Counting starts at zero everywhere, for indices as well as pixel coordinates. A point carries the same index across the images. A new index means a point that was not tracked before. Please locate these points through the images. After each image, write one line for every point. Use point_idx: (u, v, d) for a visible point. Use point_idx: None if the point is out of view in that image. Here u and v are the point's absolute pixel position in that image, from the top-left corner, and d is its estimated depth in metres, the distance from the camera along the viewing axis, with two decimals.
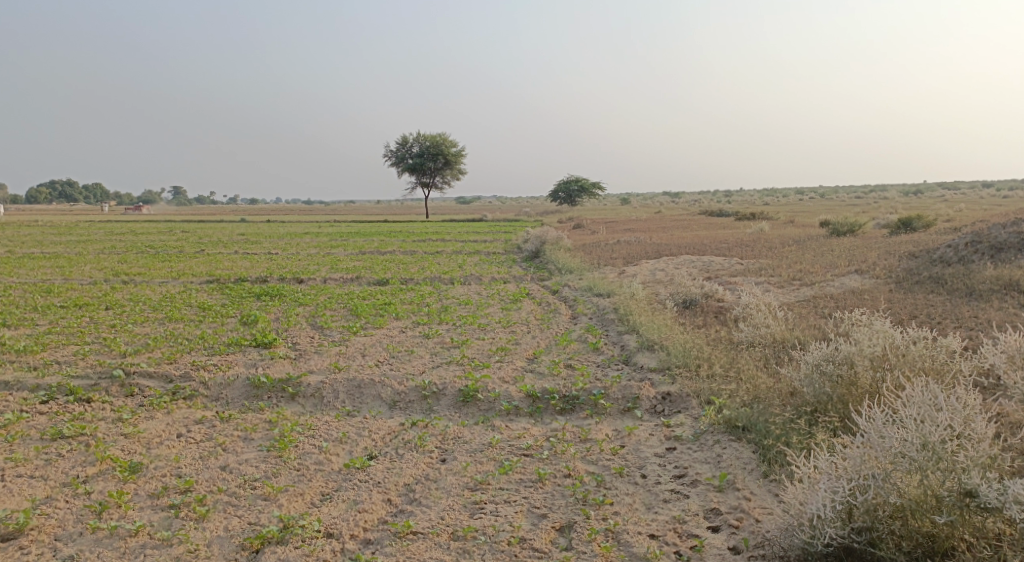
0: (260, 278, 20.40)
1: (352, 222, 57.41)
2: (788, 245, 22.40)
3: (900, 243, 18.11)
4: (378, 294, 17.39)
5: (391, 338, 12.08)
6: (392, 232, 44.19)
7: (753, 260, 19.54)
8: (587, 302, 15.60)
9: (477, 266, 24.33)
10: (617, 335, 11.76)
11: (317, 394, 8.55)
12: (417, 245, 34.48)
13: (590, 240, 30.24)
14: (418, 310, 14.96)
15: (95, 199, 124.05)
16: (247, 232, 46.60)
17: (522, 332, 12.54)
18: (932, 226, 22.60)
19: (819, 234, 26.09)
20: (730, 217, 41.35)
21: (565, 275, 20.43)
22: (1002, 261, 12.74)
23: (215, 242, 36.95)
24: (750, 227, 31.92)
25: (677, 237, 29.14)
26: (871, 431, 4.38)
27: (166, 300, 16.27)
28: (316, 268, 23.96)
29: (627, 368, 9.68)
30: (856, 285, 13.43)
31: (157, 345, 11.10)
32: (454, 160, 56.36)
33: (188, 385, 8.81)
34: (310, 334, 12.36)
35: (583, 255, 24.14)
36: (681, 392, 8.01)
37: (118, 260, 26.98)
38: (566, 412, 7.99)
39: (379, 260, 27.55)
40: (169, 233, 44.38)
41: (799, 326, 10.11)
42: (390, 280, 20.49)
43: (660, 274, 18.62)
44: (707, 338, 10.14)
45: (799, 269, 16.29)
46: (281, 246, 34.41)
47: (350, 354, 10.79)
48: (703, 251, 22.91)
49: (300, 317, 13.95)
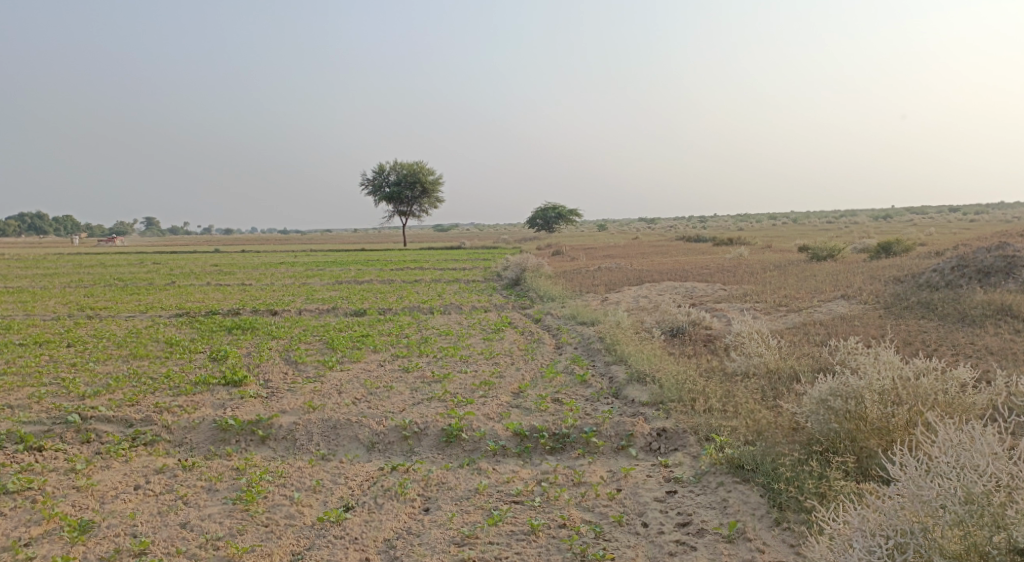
0: (232, 311, 19.72)
1: (328, 251, 56.72)
2: (770, 270, 22.24)
3: (883, 267, 17.98)
4: (355, 326, 16.83)
5: (369, 373, 11.54)
6: (370, 261, 43.60)
7: (737, 286, 19.30)
8: (571, 332, 15.16)
9: (456, 295, 23.84)
10: (605, 366, 11.34)
11: (290, 436, 7.99)
12: (394, 274, 33.90)
13: (570, 267, 29.93)
14: (396, 342, 14.42)
15: (66, 231, 121.90)
16: (220, 263, 45.72)
17: (506, 364, 12.07)
18: (911, 250, 22.61)
19: (799, 259, 26.02)
20: (708, 242, 41.45)
21: (547, 303, 20.01)
22: (991, 285, 12.58)
23: (186, 273, 36.07)
24: (729, 252, 31.85)
25: (658, 263, 28.91)
26: (908, 480, 4.11)
27: (132, 336, 15.54)
28: (290, 299, 23.30)
29: (617, 402, 9.25)
30: (844, 310, 13.18)
31: (119, 385, 10.44)
32: (431, 189, 56.05)
33: (151, 430, 8.21)
34: (283, 370, 11.76)
35: (564, 282, 23.78)
36: (677, 428, 7.59)
37: (84, 294, 26.05)
38: (556, 452, 7.53)
39: (356, 289, 26.95)
40: (139, 265, 43.32)
41: (793, 356, 9.77)
42: (367, 311, 19.90)
43: (643, 301, 18.28)
44: (700, 369, 9.76)
45: (784, 294, 16.06)
46: (255, 277, 33.65)
47: (325, 391, 10.23)
48: (685, 277, 22.66)
49: (273, 352, 13.34)
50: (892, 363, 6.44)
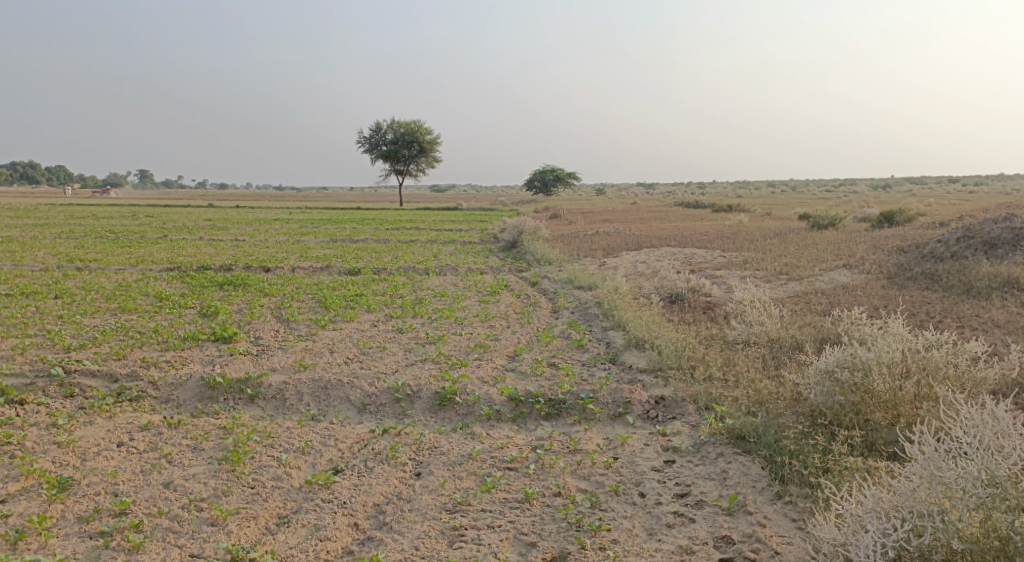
0: (224, 267, 19.43)
1: (324, 209, 56.18)
2: (770, 238, 21.99)
3: (886, 237, 17.74)
4: (349, 285, 16.58)
5: (362, 333, 11.31)
6: (365, 220, 43.18)
7: (736, 253, 19.05)
8: (568, 296, 14.93)
9: (452, 256, 23.57)
10: (602, 331, 11.15)
11: (279, 396, 7.79)
12: (389, 234, 33.53)
13: (567, 230, 29.64)
14: (390, 302, 14.17)
15: (59, 182, 120.60)
16: (215, 218, 45.16)
17: (501, 327, 11.87)
18: (913, 221, 22.37)
19: (800, 227, 25.76)
20: (707, 208, 41.14)
21: (544, 266, 19.75)
22: (997, 257, 12.37)
23: (180, 228, 35.71)
24: (729, 219, 31.57)
25: (656, 228, 28.61)
26: (926, 462, 4.05)
27: (122, 289, 15.27)
28: (284, 256, 22.99)
29: (614, 368, 9.08)
30: (847, 280, 12.98)
31: (105, 339, 10.20)
32: (428, 148, 55.34)
33: (136, 386, 7.99)
34: (274, 327, 11.53)
35: (561, 246, 23.52)
36: (676, 397, 7.43)
37: (74, 246, 25.67)
38: (552, 418, 7.37)
39: (351, 248, 26.63)
40: (133, 218, 42.81)
41: (796, 326, 9.57)
42: (361, 270, 19.63)
43: (641, 266, 18.06)
44: (700, 337, 9.55)
45: (785, 262, 15.84)
46: (249, 233, 33.27)
47: (317, 350, 10.01)
48: (684, 243, 22.41)
49: (265, 309, 13.09)
50: (901, 336, 6.27)
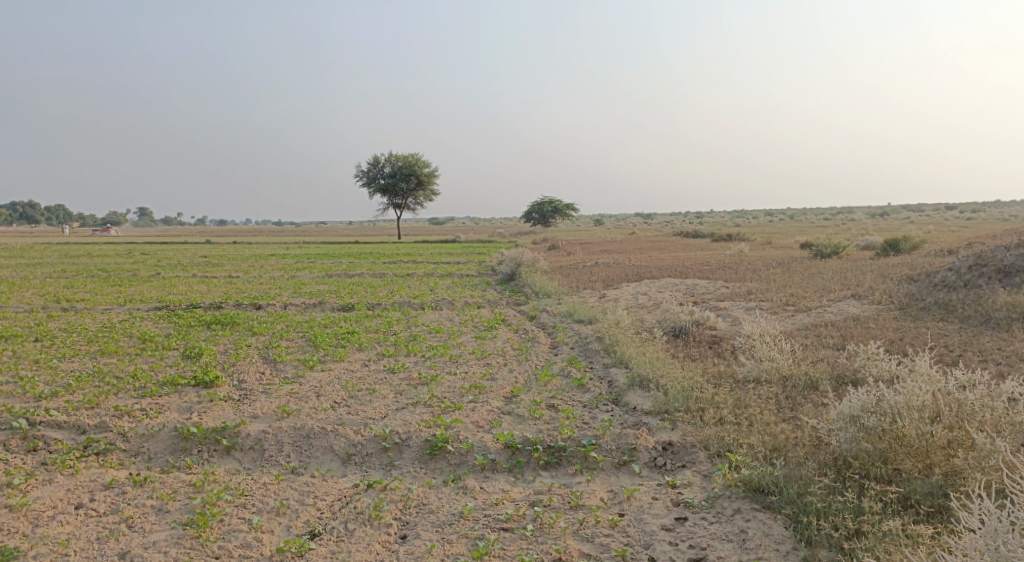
0: (214, 305, 18.90)
1: (320, 244, 55.81)
2: (772, 267, 21.55)
3: (892, 265, 17.28)
4: (341, 322, 16.04)
5: (351, 374, 10.77)
6: (362, 254, 42.79)
7: (739, 284, 18.58)
8: (567, 331, 14.41)
9: (449, 290, 23.06)
10: (603, 369, 10.62)
11: (257, 447, 7.24)
12: (386, 268, 33.09)
13: (566, 262, 29.21)
14: (383, 340, 13.64)
15: (58, 221, 120.59)
16: (210, 254, 44.69)
17: (498, 366, 11.33)
18: (918, 248, 21.94)
19: (802, 256, 25.33)
20: (707, 237, 40.84)
21: (543, 299, 19.26)
22: (1012, 286, 11.90)
23: (174, 265, 35.27)
24: (729, 248, 31.17)
25: (656, 259, 28.18)
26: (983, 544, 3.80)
27: (105, 330, 14.73)
28: (276, 292, 22.49)
29: (618, 410, 8.53)
30: (857, 311, 12.49)
31: (79, 385, 9.66)
32: (426, 181, 55.23)
33: (104, 437, 7.44)
34: (260, 369, 10.99)
35: (560, 278, 23.04)
36: (684, 442, 6.88)
37: (64, 285, 25.14)
38: (551, 468, 6.82)
39: (346, 283, 26.13)
40: (128, 256, 42.37)
41: (808, 362, 9.07)
42: (355, 306, 19.12)
43: (642, 298, 17.55)
44: (707, 374, 9.03)
45: (791, 293, 15.34)
46: (243, 269, 32.79)
47: (302, 394, 9.46)
48: (685, 273, 21.96)
49: (251, 349, 12.56)
50: (930, 377, 5.83)
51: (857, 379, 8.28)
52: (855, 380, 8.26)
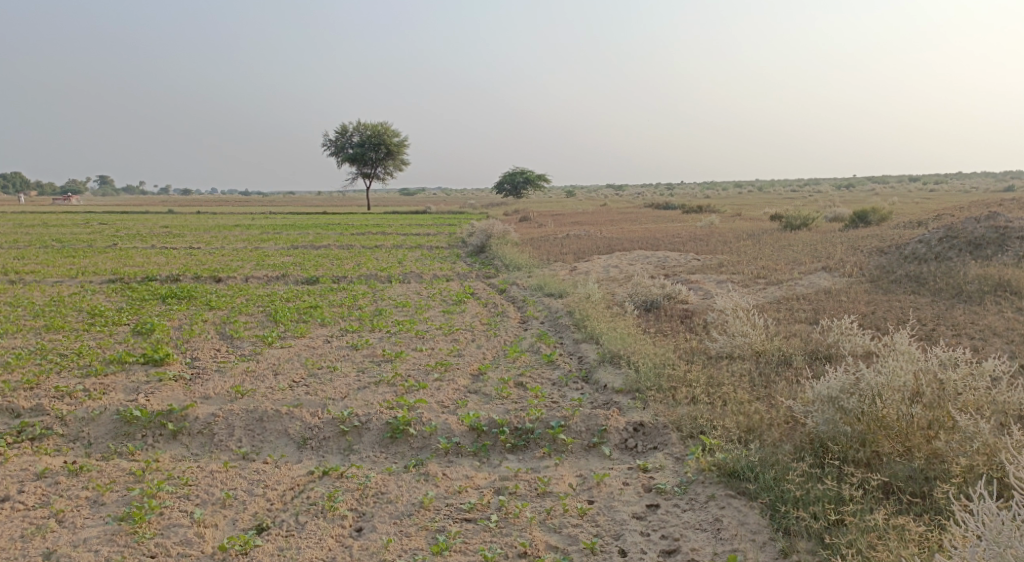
0: (172, 277, 18.24)
1: (287, 214, 54.70)
2: (744, 239, 21.42)
3: (863, 237, 17.24)
4: (304, 295, 15.54)
5: (311, 351, 10.33)
6: (330, 225, 41.94)
7: (711, 256, 18.40)
8: (537, 305, 14.09)
9: (418, 262, 22.61)
10: (573, 344, 10.34)
11: (206, 431, 6.81)
12: (353, 239, 32.40)
13: (537, 233, 28.89)
14: (346, 315, 13.18)
15: (13, 189, 116.65)
16: (172, 225, 43.43)
17: (465, 341, 11.00)
18: (887, 220, 22.00)
19: (772, 227, 25.29)
20: (677, 208, 40.82)
21: (513, 272, 18.88)
22: (983, 258, 11.85)
23: (134, 236, 34.17)
24: (700, 220, 31.07)
25: (628, 230, 27.92)
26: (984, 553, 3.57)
27: (54, 304, 14.06)
28: (239, 265, 21.80)
29: (588, 389, 8.26)
30: (829, 283, 12.34)
31: (19, 364, 9.10)
32: (396, 151, 54.26)
33: (40, 421, 6.95)
34: (215, 346, 10.50)
35: (531, 250, 22.71)
36: (656, 423, 6.62)
37: (15, 256, 24.11)
38: (518, 451, 6.52)
39: (312, 255, 25.50)
40: (84, 226, 41.00)
41: (781, 336, 8.86)
42: (320, 279, 18.57)
43: (613, 271, 17.31)
44: (679, 350, 8.77)
45: (762, 265, 15.20)
46: (206, 241, 31.91)
47: (258, 373, 9.01)
48: (656, 245, 21.73)
49: (208, 325, 12.03)
50: (911, 357, 5.64)
51: (831, 355, 8.08)
52: (830, 356, 8.07)
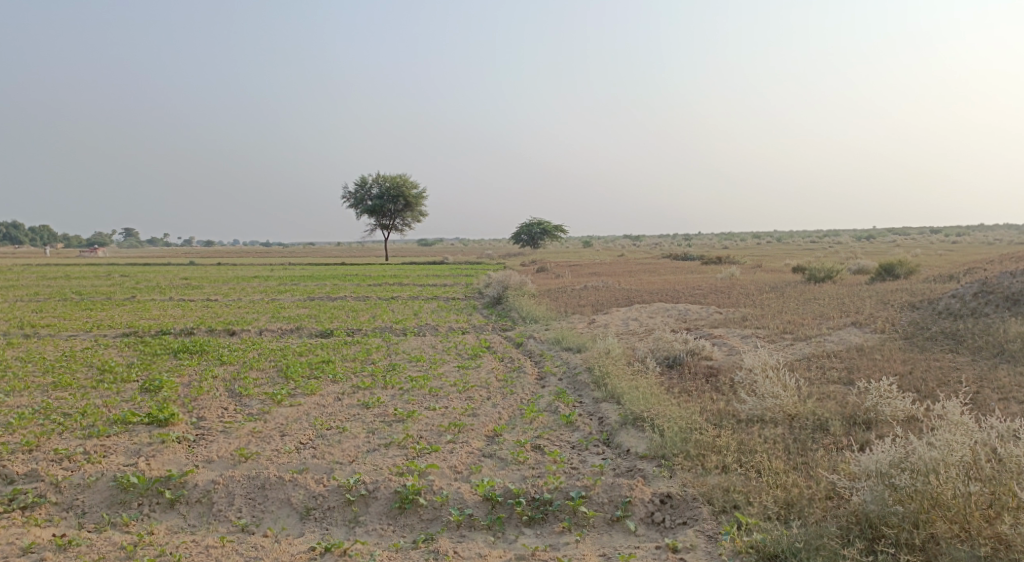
0: (185, 330, 18.05)
1: (306, 265, 54.95)
2: (766, 292, 20.96)
3: (891, 290, 16.74)
4: (317, 350, 15.23)
5: (321, 409, 9.96)
6: (347, 276, 41.99)
7: (733, 309, 17.95)
8: (555, 360, 13.67)
9: (434, 314, 22.31)
10: (593, 403, 9.90)
11: (205, 499, 6.44)
12: (370, 290, 32.27)
13: (555, 284, 28.57)
14: (359, 370, 12.84)
15: (40, 240, 118.93)
16: (190, 276, 43.66)
17: (481, 399, 10.59)
18: (914, 272, 21.45)
19: (795, 279, 24.79)
20: (696, 260, 40.44)
21: (530, 325, 18.51)
22: (1022, 315, 11.34)
23: (153, 288, 34.30)
24: (720, 271, 30.64)
25: (646, 282, 27.53)
26: None
27: (64, 359, 13.84)
28: (253, 317, 21.62)
29: (610, 453, 7.80)
30: (859, 340, 11.86)
31: (20, 424, 8.81)
32: (415, 203, 54.64)
33: (33, 488, 6.61)
34: (222, 405, 10.18)
35: (548, 302, 22.34)
36: (684, 494, 6.16)
37: (32, 309, 24.11)
38: (535, 525, 6.06)
39: (328, 307, 25.30)
40: (104, 278, 41.26)
41: (813, 398, 8.40)
42: (334, 332, 18.30)
43: (633, 324, 16.89)
44: (706, 412, 8.33)
45: (788, 319, 14.73)
46: (223, 292, 31.87)
47: (264, 434, 8.65)
48: (676, 298, 21.30)
49: (217, 382, 11.73)
50: (965, 432, 5.18)
51: (868, 420, 7.61)
52: (867, 420, 7.59)
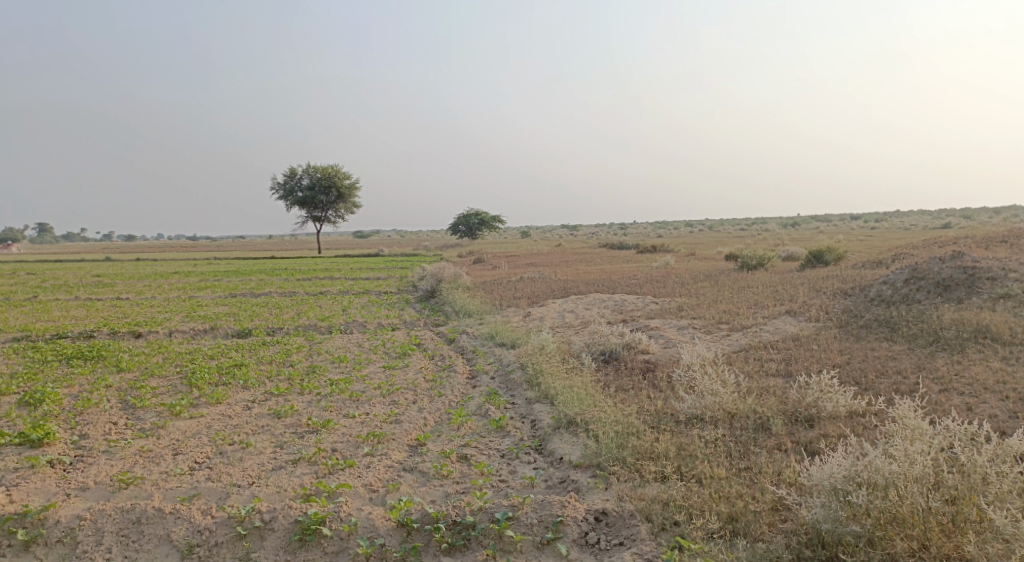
0: (85, 334, 16.59)
1: (232, 259, 52.68)
2: (701, 280, 20.74)
3: (823, 277, 16.66)
4: (230, 352, 14.10)
5: (225, 421, 8.98)
6: (275, 271, 40.23)
7: (669, 299, 17.61)
8: (487, 357, 12.96)
9: (363, 310, 21.29)
10: (525, 405, 9.25)
11: (67, 539, 5.51)
12: (297, 285, 30.83)
13: (490, 276, 27.84)
14: (274, 374, 11.84)
15: None
16: (104, 274, 41.06)
17: (405, 403, 9.81)
18: (844, 259, 21.63)
19: (728, 267, 24.76)
20: (631, 248, 40.38)
21: (462, 319, 17.76)
22: (954, 301, 11.25)
23: (60, 287, 31.95)
24: (656, 260, 30.54)
25: (582, 272, 27.11)
26: None
27: None
28: (165, 318, 20.15)
29: (542, 462, 7.15)
30: (796, 329, 11.57)
31: None
32: (347, 194, 53.01)
33: None
34: (111, 420, 9.08)
35: (482, 295, 21.62)
36: (622, 511, 5.57)
37: None
38: (455, 554, 5.38)
39: (249, 304, 23.95)
40: (6, 277, 38.39)
41: (753, 393, 7.97)
42: (252, 332, 17.12)
43: (568, 316, 16.34)
44: (642, 413, 7.79)
45: (724, 309, 14.43)
46: (138, 290, 29.91)
47: (154, 455, 7.65)
48: (612, 288, 20.90)
49: (109, 393, 10.57)
50: (923, 438, 4.90)
51: (810, 416, 7.21)
52: (810, 417, 7.19)
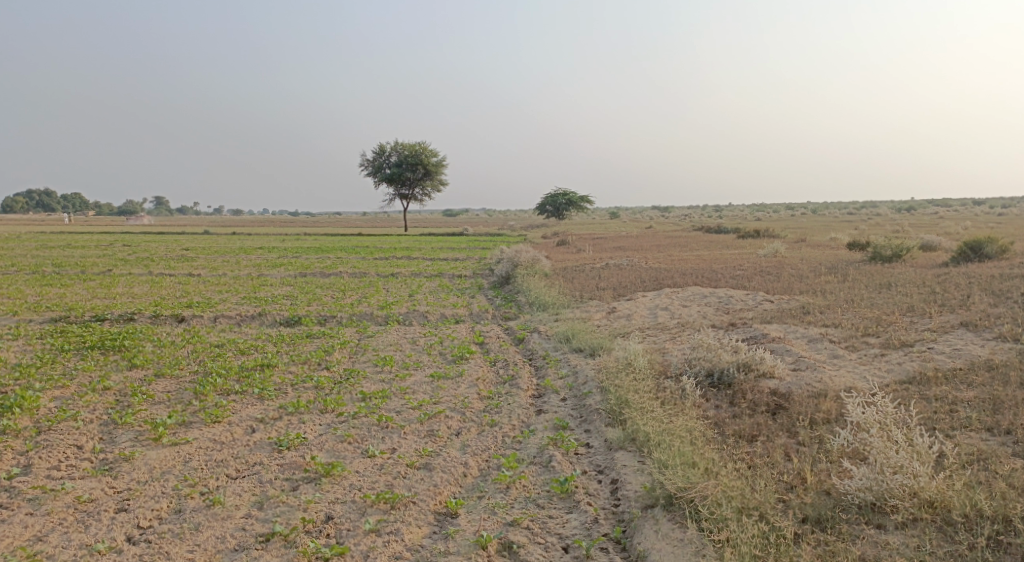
0: (125, 318, 15.15)
1: (316, 235, 52.03)
2: (824, 274, 17.28)
3: (997, 277, 12.99)
4: (265, 347, 12.14)
5: (210, 455, 6.88)
6: (355, 249, 38.83)
7: (789, 297, 14.40)
8: (560, 366, 10.43)
9: (431, 296, 19.11)
10: (606, 451, 6.67)
11: None
12: (372, 265, 29.19)
13: (574, 261, 25.16)
14: (300, 380, 9.69)
15: None
16: (190, 248, 40.84)
17: (444, 436, 7.41)
18: (1009, 252, 17.58)
19: (853, 257, 20.96)
20: (732, 233, 36.51)
21: (537, 313, 15.28)
22: None
23: (142, 261, 31.50)
24: (763, 246, 26.90)
25: (679, 259, 23.93)
26: None
27: None
28: (221, 299, 18.66)
29: None
30: (986, 352, 8.37)
31: None
32: (435, 171, 51.29)
33: None
34: (75, 444, 7.14)
35: (563, 284, 18.98)
36: None
37: None
38: None
39: (314, 285, 22.23)
40: (101, 249, 38.65)
41: (962, 471, 5.14)
42: (302, 319, 15.22)
43: (664, 315, 13.51)
44: (786, 494, 5.12)
45: (868, 314, 11.23)
46: (213, 267, 28.94)
47: (89, 513, 5.64)
48: (715, 281, 17.78)
49: (99, 400, 8.71)
50: None
51: None
52: None
